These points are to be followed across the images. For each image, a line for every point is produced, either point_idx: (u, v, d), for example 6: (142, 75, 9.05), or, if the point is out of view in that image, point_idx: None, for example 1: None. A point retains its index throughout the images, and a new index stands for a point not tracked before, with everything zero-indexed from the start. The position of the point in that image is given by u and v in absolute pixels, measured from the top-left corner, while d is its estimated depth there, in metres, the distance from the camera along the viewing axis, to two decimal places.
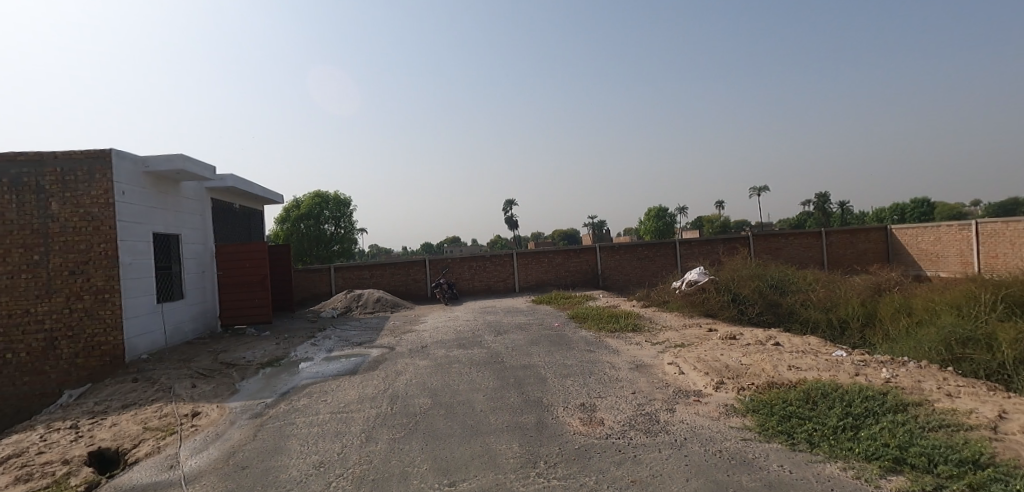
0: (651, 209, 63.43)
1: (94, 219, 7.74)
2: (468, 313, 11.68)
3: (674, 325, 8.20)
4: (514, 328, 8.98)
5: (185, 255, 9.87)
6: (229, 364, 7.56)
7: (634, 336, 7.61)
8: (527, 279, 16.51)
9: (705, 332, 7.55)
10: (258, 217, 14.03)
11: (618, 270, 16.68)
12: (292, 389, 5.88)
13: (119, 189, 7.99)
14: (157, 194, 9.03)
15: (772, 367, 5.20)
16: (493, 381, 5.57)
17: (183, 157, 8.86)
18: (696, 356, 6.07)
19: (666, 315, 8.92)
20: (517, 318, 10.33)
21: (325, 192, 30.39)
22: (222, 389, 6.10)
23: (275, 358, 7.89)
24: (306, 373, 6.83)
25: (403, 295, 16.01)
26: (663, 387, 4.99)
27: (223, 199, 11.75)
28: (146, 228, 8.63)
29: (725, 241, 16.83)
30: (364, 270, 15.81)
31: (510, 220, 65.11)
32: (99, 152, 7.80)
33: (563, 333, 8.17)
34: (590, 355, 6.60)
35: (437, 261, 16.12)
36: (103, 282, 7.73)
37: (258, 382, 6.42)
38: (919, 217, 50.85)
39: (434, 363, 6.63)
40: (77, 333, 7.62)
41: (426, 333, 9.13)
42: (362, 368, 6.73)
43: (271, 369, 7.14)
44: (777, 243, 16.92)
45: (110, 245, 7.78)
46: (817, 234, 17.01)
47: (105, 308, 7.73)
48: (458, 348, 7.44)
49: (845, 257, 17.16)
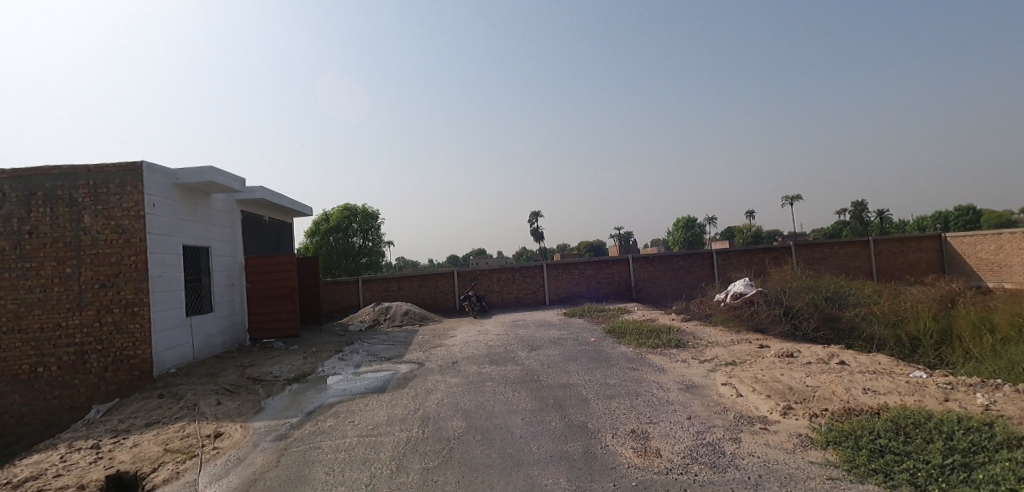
0: (681, 220, 62.10)
1: (125, 231, 7.70)
2: (498, 327, 11.29)
3: (721, 341, 7.64)
4: (547, 343, 8.55)
5: (215, 267, 9.81)
6: (256, 379, 7.35)
7: (678, 352, 7.09)
8: (558, 291, 16.04)
9: (757, 349, 6.98)
10: (288, 230, 14.04)
11: (652, 281, 16.08)
12: (319, 408, 5.58)
13: (149, 202, 7.94)
14: (187, 206, 8.98)
15: (845, 390, 4.64)
16: (531, 402, 5.15)
17: (213, 169, 8.79)
18: (752, 376, 5.52)
19: (710, 330, 8.35)
20: (550, 332, 9.89)
21: (354, 205, 30.63)
22: (247, 407, 5.85)
23: (302, 373, 7.64)
24: (333, 390, 6.53)
25: (432, 307, 15.76)
26: (721, 412, 4.48)
27: (253, 211, 11.75)
28: (176, 241, 8.56)
29: (765, 251, 16.03)
30: (392, 282, 15.64)
31: (536, 232, 64.78)
32: (130, 165, 7.77)
33: (601, 349, 7.70)
34: (633, 373, 6.13)
35: (465, 272, 15.82)
36: (133, 295, 7.65)
37: (284, 399, 6.15)
38: (966, 224, 48.38)
39: (466, 381, 6.25)
40: (106, 347, 7.55)
41: (456, 348, 8.78)
42: (391, 385, 6.40)
43: (298, 386, 6.89)
44: (821, 253, 16.04)
45: (139, 257, 7.71)
46: (864, 243, 16.08)
47: (134, 321, 7.64)
48: (490, 365, 7.05)
49: (896, 267, 16.14)
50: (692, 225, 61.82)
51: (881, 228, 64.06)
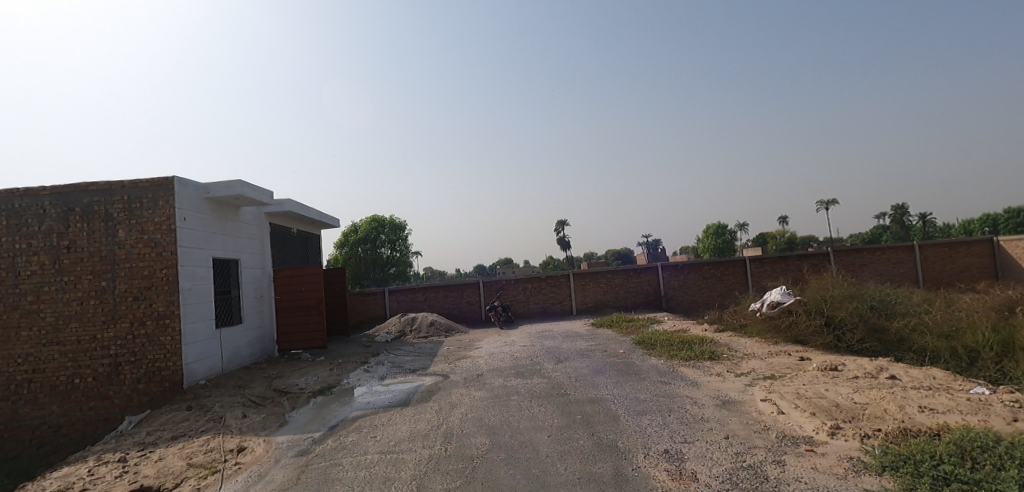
0: (710, 226, 60.66)
1: (157, 245, 7.86)
2: (524, 337, 11.10)
3: (758, 353, 7.27)
4: (574, 355, 8.31)
5: (244, 279, 9.95)
6: (282, 391, 7.35)
7: (712, 365, 6.76)
8: (585, 300, 15.75)
9: (798, 362, 6.60)
10: (316, 242, 14.22)
11: (683, 290, 15.63)
12: (341, 422, 5.50)
13: (181, 216, 8.10)
14: (217, 220, 9.15)
15: (899, 408, 4.27)
16: (558, 417, 4.94)
17: (242, 183, 8.93)
18: (794, 391, 5.18)
19: (746, 341, 7.98)
20: (577, 343, 9.65)
21: (382, 217, 30.99)
22: (271, 420, 5.82)
23: (327, 385, 7.60)
24: (357, 403, 6.46)
25: (457, 318, 15.68)
26: (762, 431, 4.18)
27: (282, 224, 11.93)
28: (206, 254, 8.70)
29: (801, 258, 15.41)
30: (418, 293, 15.64)
31: (562, 241, 64.39)
32: (162, 180, 7.95)
33: (631, 361, 7.43)
34: (665, 387, 5.85)
35: (491, 282, 15.71)
36: (164, 307, 7.79)
37: (308, 413, 6.11)
38: (1017, 227, 45.82)
39: (491, 395, 6.09)
40: (139, 359, 7.69)
41: (481, 359, 8.63)
42: (414, 399, 6.28)
43: (322, 398, 6.84)
44: (862, 259, 15.32)
45: (170, 270, 7.85)
46: (908, 248, 15.29)
47: (165, 333, 7.77)
48: (516, 378, 6.87)
49: (944, 273, 15.28)
50: (722, 232, 60.23)
51: (924, 232, 61.28)
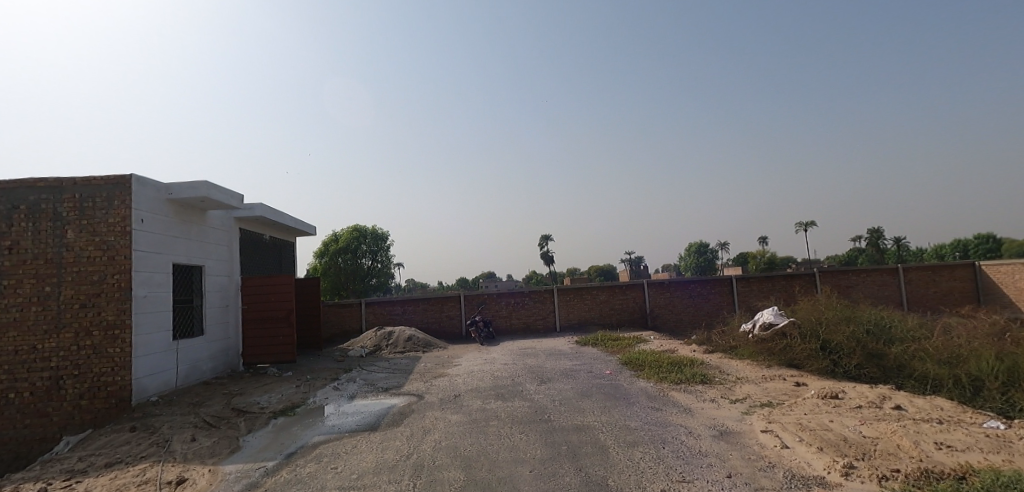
0: (691, 245, 61.16)
1: (110, 248, 7.24)
2: (506, 355, 10.61)
3: (751, 377, 6.92)
4: (558, 376, 7.85)
5: (208, 287, 9.32)
6: (240, 411, 6.74)
7: (705, 390, 6.36)
8: (569, 317, 15.33)
9: (795, 388, 6.24)
10: (290, 250, 13.60)
11: (669, 308, 15.33)
12: (300, 449, 4.94)
13: (137, 217, 7.49)
14: (180, 223, 8.54)
15: (915, 445, 3.91)
16: (540, 449, 4.47)
17: (208, 185, 8.34)
18: (796, 422, 4.80)
19: (737, 364, 7.63)
20: (561, 362, 9.20)
21: (364, 226, 30.29)
22: (223, 445, 5.23)
23: (291, 404, 7.02)
24: (321, 425, 5.90)
25: (437, 333, 15.12)
26: (767, 469, 3.78)
27: (253, 230, 11.33)
28: (166, 259, 8.08)
29: (787, 278, 15.25)
30: (397, 305, 15.06)
31: (546, 256, 64.17)
32: (118, 178, 7.36)
33: (618, 384, 7.01)
34: (656, 414, 5.43)
35: (472, 296, 15.21)
36: (114, 316, 7.14)
37: (265, 437, 5.53)
38: (987, 253, 47.05)
39: (469, 419, 5.60)
40: (83, 373, 7.01)
41: (460, 378, 8.11)
42: (384, 422, 5.75)
43: (284, 420, 6.26)
44: (847, 280, 15.23)
45: (123, 276, 7.22)
46: (893, 270, 15.25)
47: (115, 346, 7.12)
48: (496, 400, 6.39)
49: (927, 297, 15.26)
50: (703, 250, 60.91)
51: (898, 256, 62.63)
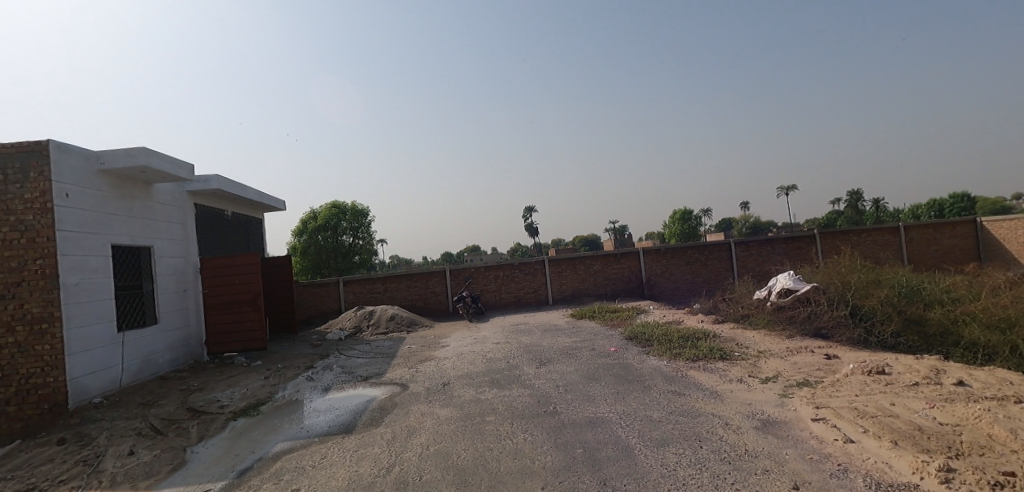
0: (676, 211, 60.80)
1: (28, 228, 6.11)
2: (498, 332, 9.79)
3: (775, 350, 6.20)
4: (559, 355, 7.05)
5: (160, 271, 8.25)
6: (195, 412, 5.82)
7: (728, 368, 5.61)
8: (562, 289, 14.57)
9: (829, 363, 5.52)
10: (257, 227, 12.47)
11: (665, 276, 14.66)
12: (257, 463, 4.07)
13: (61, 191, 6.36)
14: (118, 198, 7.41)
15: (1018, 437, 3.16)
16: (550, 454, 3.66)
17: (147, 151, 7.17)
18: (850, 406, 4.06)
19: (755, 336, 6.91)
20: (560, 339, 8.41)
21: (343, 202, 28.99)
22: (166, 460, 4.33)
23: (255, 401, 6.10)
24: (288, 427, 5.02)
25: (422, 310, 14.24)
26: (841, 475, 3.01)
27: (212, 205, 10.19)
28: (102, 240, 6.99)
29: (786, 241, 14.65)
30: (377, 283, 14.09)
31: (530, 227, 63.12)
32: (33, 145, 6.20)
33: (627, 363, 6.25)
34: (680, 399, 4.67)
35: (458, 270, 14.32)
36: (40, 308, 6.08)
37: (219, 447, 4.63)
38: (964, 212, 47.69)
39: (461, 414, 4.76)
40: (8, 375, 5.99)
41: (449, 362, 7.26)
42: (362, 422, 4.89)
43: (245, 422, 5.37)
44: (849, 241, 14.64)
45: (47, 262, 6.13)
46: (894, 229, 14.72)
47: (44, 342, 6.08)
48: (491, 389, 5.57)
49: (928, 255, 14.82)
50: (688, 217, 60.55)
51: (878, 218, 63.26)
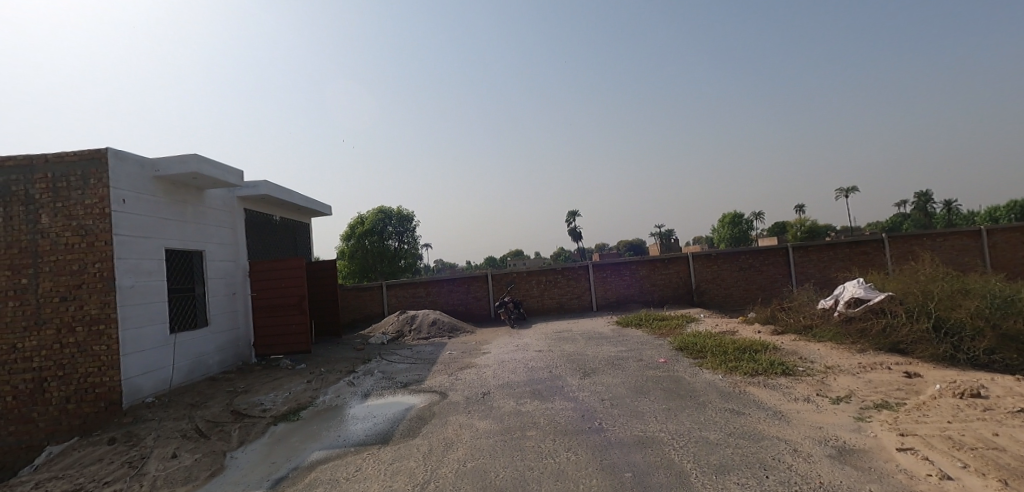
0: (725, 215, 58.56)
1: (88, 233, 6.38)
2: (540, 339, 9.52)
3: (844, 366, 5.63)
4: (604, 366, 6.71)
5: (211, 274, 8.49)
6: (239, 415, 5.86)
7: (792, 385, 5.12)
8: (606, 295, 14.13)
9: (910, 382, 4.93)
10: (304, 232, 12.75)
11: (716, 282, 13.96)
12: (292, 473, 3.98)
13: (118, 197, 6.61)
14: (172, 203, 7.66)
15: None
16: (595, 478, 3.36)
17: (198, 158, 7.37)
18: (943, 435, 3.54)
19: (820, 349, 6.33)
20: (605, 348, 8.05)
21: (388, 208, 29.56)
22: (205, 465, 4.32)
23: (296, 406, 6.10)
24: (326, 435, 4.94)
25: (464, 315, 14.16)
26: None
27: (261, 210, 10.45)
28: (156, 244, 7.22)
29: (850, 245, 13.65)
30: (420, 287, 14.12)
31: (572, 231, 62.51)
32: (93, 153, 6.47)
33: (678, 376, 5.84)
34: (740, 419, 4.26)
35: (500, 275, 14.16)
36: (98, 310, 6.32)
37: (257, 453, 4.60)
38: None
39: (501, 428, 4.53)
40: (69, 373, 6.25)
41: (489, 370, 7.06)
42: (398, 432, 4.74)
43: (284, 427, 5.34)
44: (922, 246, 13.47)
45: (104, 265, 6.37)
46: (974, 232, 13.43)
47: (101, 343, 6.31)
48: (532, 400, 5.31)
49: (1016, 261, 13.42)
50: (738, 221, 58.19)
51: (950, 220, 58.70)
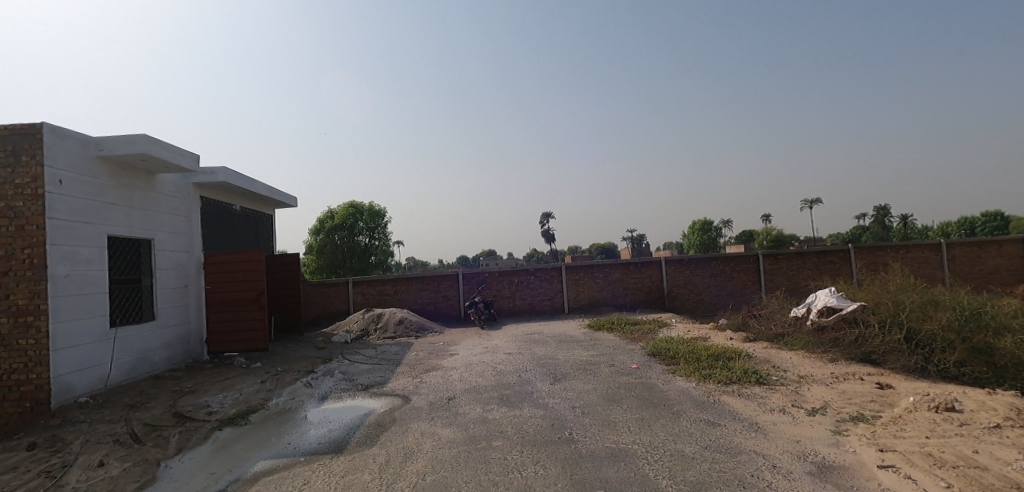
0: (696, 222, 59.62)
1: (18, 215, 5.79)
2: (510, 341, 9.26)
3: (817, 375, 5.55)
4: (575, 370, 6.49)
5: (160, 265, 7.90)
6: (181, 418, 5.39)
7: (767, 395, 4.99)
8: (578, 298, 13.98)
9: (884, 394, 4.86)
10: (267, 223, 12.17)
11: (687, 287, 13.99)
12: (231, 486, 3.60)
13: (53, 177, 6.03)
14: (117, 186, 7.07)
15: None
16: None
17: (149, 139, 6.80)
18: (924, 452, 3.42)
19: (793, 358, 6.26)
20: (576, 352, 7.84)
21: (360, 203, 28.84)
22: (134, 476, 3.89)
23: (245, 409, 5.65)
24: (275, 442, 4.54)
25: (432, 315, 13.78)
26: None
27: (220, 198, 9.87)
28: (98, 230, 6.65)
29: (818, 255, 13.86)
30: (388, 285, 13.68)
31: (546, 232, 62.56)
32: (26, 127, 5.87)
33: (651, 383, 5.66)
34: (716, 431, 4.08)
35: (471, 275, 13.85)
36: (26, 300, 5.74)
37: (197, 462, 4.18)
38: (994, 230, 45.94)
39: (466, 436, 4.25)
40: None
41: (455, 373, 6.75)
42: (354, 440, 4.39)
43: (230, 433, 4.91)
44: (886, 257, 13.78)
45: (35, 251, 5.79)
46: (934, 245, 13.83)
47: (28, 336, 5.73)
48: (500, 407, 5.03)
49: (972, 274, 13.87)
50: (708, 227, 59.27)
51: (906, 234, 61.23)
